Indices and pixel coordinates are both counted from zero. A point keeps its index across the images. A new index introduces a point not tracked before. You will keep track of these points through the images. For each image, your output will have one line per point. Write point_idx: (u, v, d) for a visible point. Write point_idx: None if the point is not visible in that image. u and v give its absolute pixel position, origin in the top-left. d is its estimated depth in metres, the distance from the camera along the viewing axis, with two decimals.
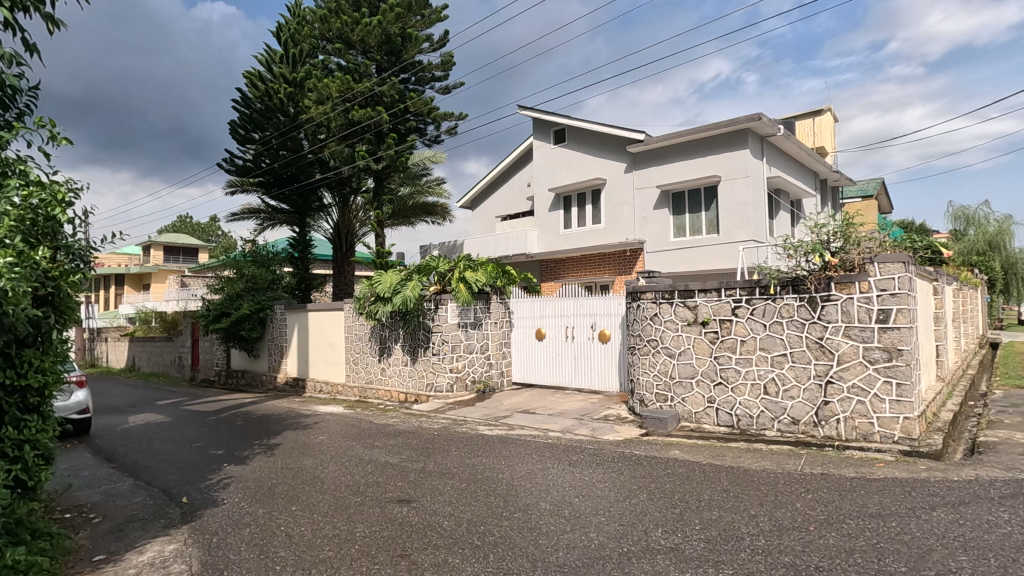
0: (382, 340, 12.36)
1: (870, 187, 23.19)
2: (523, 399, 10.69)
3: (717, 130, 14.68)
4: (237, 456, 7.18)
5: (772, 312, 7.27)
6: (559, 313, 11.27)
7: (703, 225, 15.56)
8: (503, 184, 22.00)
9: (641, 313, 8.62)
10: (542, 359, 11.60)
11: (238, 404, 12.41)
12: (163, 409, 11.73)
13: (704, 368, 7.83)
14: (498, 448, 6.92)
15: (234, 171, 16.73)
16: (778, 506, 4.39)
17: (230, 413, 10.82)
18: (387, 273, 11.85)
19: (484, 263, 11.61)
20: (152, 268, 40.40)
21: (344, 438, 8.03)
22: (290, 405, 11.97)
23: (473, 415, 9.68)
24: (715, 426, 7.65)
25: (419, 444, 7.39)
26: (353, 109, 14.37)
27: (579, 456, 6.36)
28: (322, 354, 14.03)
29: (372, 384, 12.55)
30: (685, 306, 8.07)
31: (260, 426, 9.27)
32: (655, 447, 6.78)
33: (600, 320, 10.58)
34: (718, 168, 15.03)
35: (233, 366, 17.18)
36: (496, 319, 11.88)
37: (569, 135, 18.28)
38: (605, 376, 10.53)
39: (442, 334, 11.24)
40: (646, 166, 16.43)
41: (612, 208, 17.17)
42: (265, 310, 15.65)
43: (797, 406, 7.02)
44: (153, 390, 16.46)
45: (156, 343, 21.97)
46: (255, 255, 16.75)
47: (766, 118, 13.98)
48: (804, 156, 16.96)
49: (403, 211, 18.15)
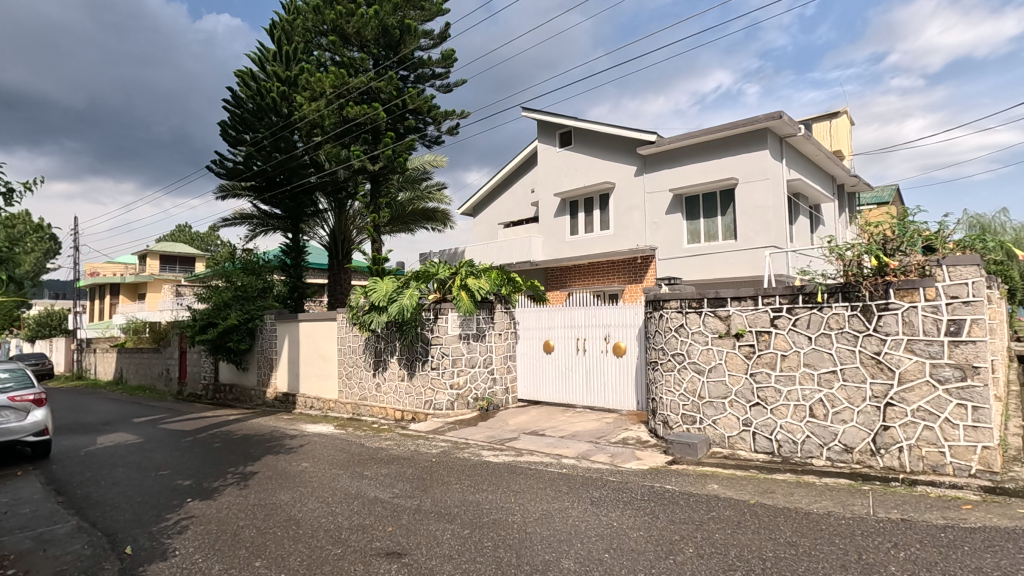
0: (377, 353, 11.44)
1: (887, 194, 22.30)
2: (530, 418, 9.74)
3: (735, 129, 13.82)
4: (204, 488, 6.23)
5: (819, 323, 6.36)
6: (569, 324, 10.37)
7: (719, 230, 14.68)
8: (506, 189, 21.21)
9: (665, 324, 7.71)
10: (551, 374, 10.68)
11: (221, 422, 11.46)
12: (138, 428, 10.78)
13: (739, 387, 6.90)
14: (505, 481, 5.97)
15: (224, 174, 15.90)
16: (868, 571, 3.43)
17: (209, 433, 9.87)
18: (382, 281, 10.93)
19: (488, 270, 10.76)
20: (148, 278, 39.51)
21: (330, 465, 7.09)
22: (277, 423, 11.02)
23: (476, 436, 8.73)
24: (752, 454, 6.70)
25: (414, 474, 6.45)
26: (347, 106, 13.54)
27: (600, 492, 5.41)
28: (314, 368, 13.11)
29: (367, 401, 11.61)
30: (715, 316, 7.16)
31: (239, 449, 8.35)
32: (688, 480, 5.81)
33: (615, 331, 9.67)
34: (735, 171, 14.17)
35: (221, 380, 16.23)
36: (500, 330, 10.99)
37: (576, 138, 17.47)
38: (620, 393, 9.61)
39: (442, 346, 10.33)
40: (657, 168, 15.59)
41: (621, 213, 16.33)
42: (255, 320, 14.76)
43: (850, 432, 6.09)
44: (135, 406, 15.46)
45: (144, 354, 21.04)
46: (246, 263, 15.84)
47: (788, 116, 13.14)
48: (823, 159, 16.14)
49: (402, 216, 17.35)
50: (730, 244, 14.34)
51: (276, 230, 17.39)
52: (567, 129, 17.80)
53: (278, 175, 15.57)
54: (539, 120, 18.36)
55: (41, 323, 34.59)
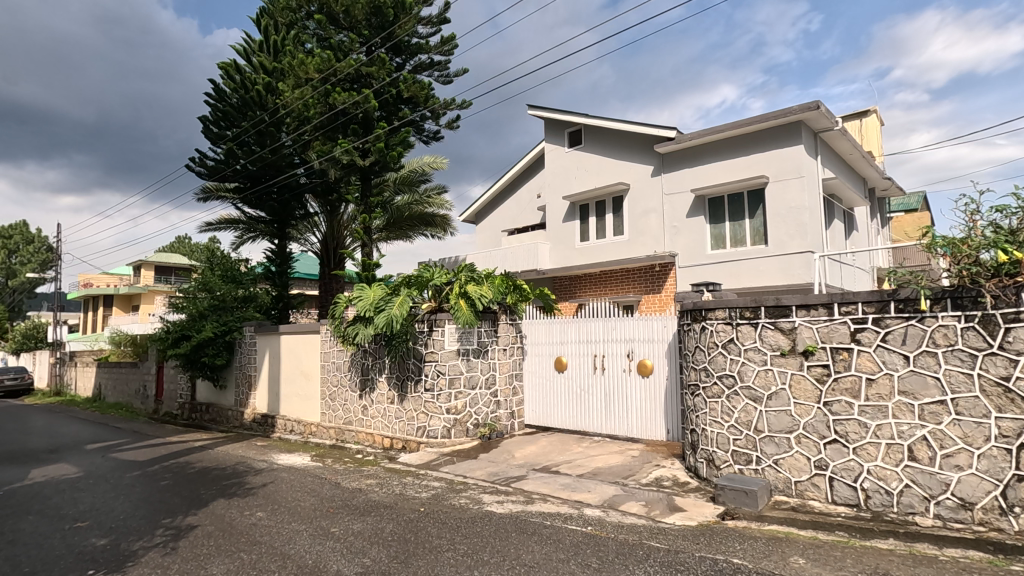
0: (364, 370, 9.99)
1: (915, 200, 20.88)
2: (540, 449, 8.26)
3: (765, 122, 12.42)
4: (118, 553, 4.76)
5: (919, 338, 4.90)
6: (585, 339, 8.95)
7: (747, 234, 13.26)
8: (511, 194, 19.88)
9: (709, 338, 6.26)
10: (563, 396, 9.23)
11: (185, 449, 10.01)
12: (86, 457, 9.34)
13: (809, 419, 5.42)
14: (513, 548, 4.47)
15: (205, 174, 14.60)
16: None
17: (165, 466, 8.40)
18: (370, 288, 9.52)
19: (491, 275, 9.38)
20: (143, 288, 38.25)
21: (291, 516, 5.61)
22: (246, 452, 9.56)
23: (476, 473, 7.26)
24: (830, 507, 5.21)
25: (395, 533, 4.97)
26: (334, 92, 12.27)
27: (646, 571, 3.91)
28: (295, 386, 11.68)
29: (352, 425, 10.15)
30: (775, 329, 5.71)
31: (190, 489, 6.91)
32: (761, 550, 4.30)
33: (639, 347, 8.26)
34: (766, 168, 12.77)
35: (198, 399, 14.80)
36: (505, 345, 9.57)
37: (587, 137, 16.15)
38: (646, 421, 8.14)
39: (437, 364, 8.87)
40: (677, 167, 14.20)
41: (637, 217, 14.95)
42: (233, 333, 13.39)
43: (968, 482, 4.61)
44: (101, 428, 14.02)
45: (122, 369, 19.61)
46: (225, 268, 14.39)
47: (826, 106, 11.76)
48: (856, 159, 14.78)
49: (398, 222, 16.04)
50: (761, 250, 12.91)
51: (262, 236, 16.04)
52: (578, 128, 16.51)
53: (264, 173, 14.22)
54: (547, 119, 17.04)
55: (26, 335, 33.21)
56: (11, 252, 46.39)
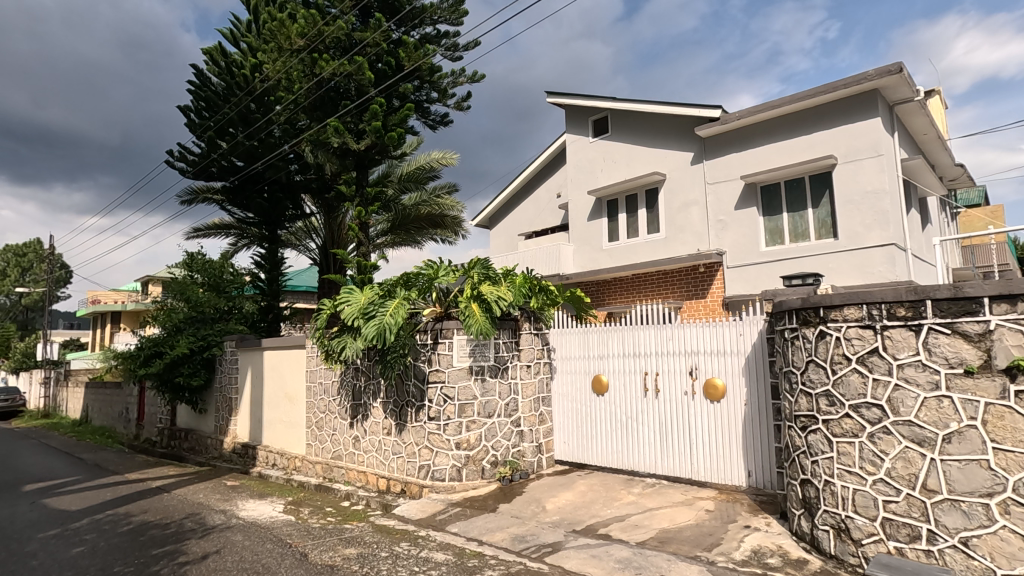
0: (356, 394, 8.12)
1: (977, 195, 18.69)
2: (578, 498, 6.26)
3: (833, 92, 10.46)
4: None
5: None
6: (632, 353, 7.01)
7: (810, 226, 11.21)
8: (528, 194, 18.03)
9: (833, 351, 4.29)
10: (604, 427, 7.26)
11: (138, 492, 8.15)
12: (10, 505, 7.49)
13: None
14: None
15: (188, 171, 12.97)
16: None
17: (93, 520, 6.51)
18: (360, 291, 7.67)
19: (510, 274, 7.48)
20: (149, 305, 36.87)
21: None
22: (209, 496, 7.66)
23: (495, 538, 5.29)
24: None
25: None
26: (322, 63, 11.01)
27: None
28: (278, 412, 9.85)
29: (341, 462, 8.25)
30: (952, 335, 3.72)
31: (101, 565, 5.00)
32: None
33: (704, 364, 6.31)
34: (833, 147, 10.77)
35: (178, 424, 13.04)
36: (529, 362, 7.64)
37: (614, 124, 14.30)
38: (717, 462, 6.14)
39: (444, 386, 6.97)
40: (723, 152, 12.26)
41: (675, 211, 13.02)
42: (213, 349, 11.68)
43: None
44: (64, 460, 12.24)
45: (108, 391, 17.94)
46: (208, 274, 12.65)
47: (909, 68, 9.80)
48: (930, 140, 12.72)
49: (403, 224, 14.28)
50: (829, 245, 10.88)
51: (253, 242, 14.32)
52: (603, 115, 14.68)
53: (250, 168, 12.52)
54: (569, 107, 15.25)
55: (25, 356, 31.97)
56: (24, 270, 45.72)
